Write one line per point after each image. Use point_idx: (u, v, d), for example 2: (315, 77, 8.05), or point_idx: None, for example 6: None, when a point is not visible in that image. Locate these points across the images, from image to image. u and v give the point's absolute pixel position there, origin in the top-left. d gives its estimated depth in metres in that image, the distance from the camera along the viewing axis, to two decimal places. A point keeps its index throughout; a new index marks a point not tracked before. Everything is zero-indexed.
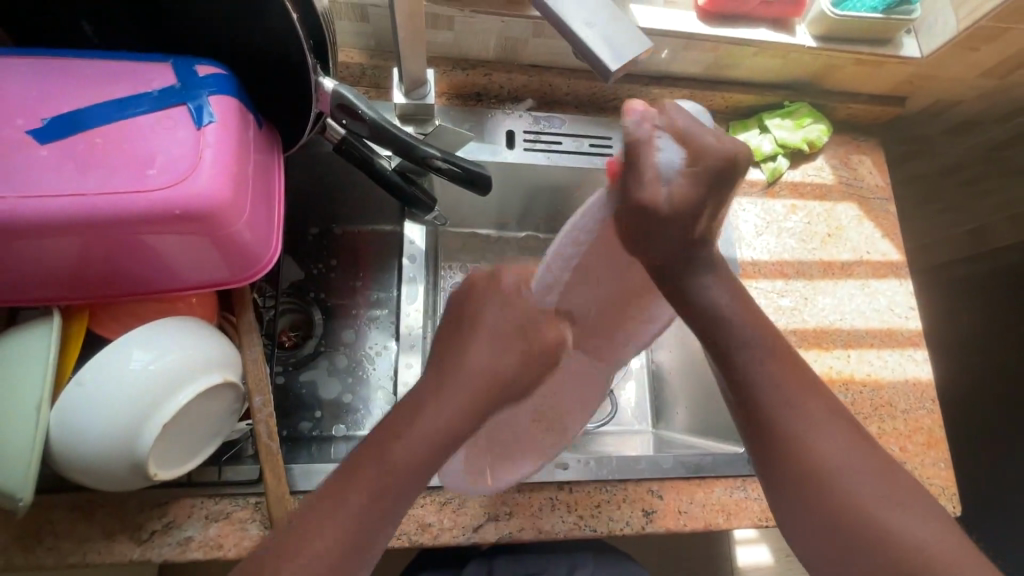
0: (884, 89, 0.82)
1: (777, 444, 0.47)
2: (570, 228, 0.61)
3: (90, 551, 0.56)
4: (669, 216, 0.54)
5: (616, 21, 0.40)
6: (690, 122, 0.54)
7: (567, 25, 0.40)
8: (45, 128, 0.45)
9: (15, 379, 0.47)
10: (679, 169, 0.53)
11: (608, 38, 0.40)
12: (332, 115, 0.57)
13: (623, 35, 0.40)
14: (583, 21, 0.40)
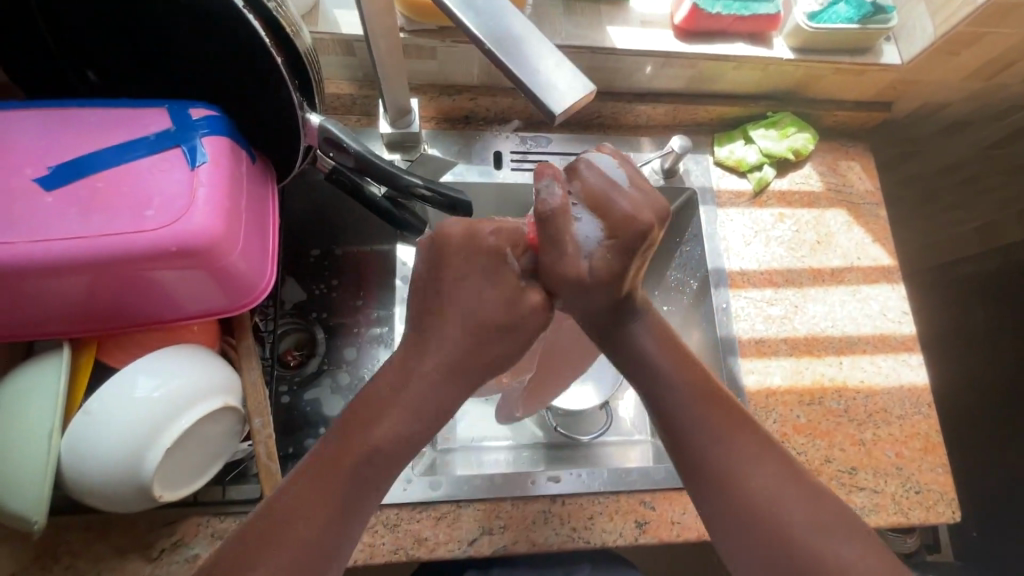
0: (868, 95, 0.83)
1: (707, 461, 0.50)
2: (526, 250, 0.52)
3: (103, 570, 0.59)
4: (591, 287, 0.50)
5: (560, 63, 0.37)
6: (603, 190, 0.49)
7: (513, 73, 0.37)
8: (51, 175, 0.48)
9: (28, 409, 0.50)
10: (598, 242, 0.49)
11: (542, 84, 0.37)
12: (320, 147, 0.60)
13: (569, 79, 0.37)
14: (528, 68, 0.37)
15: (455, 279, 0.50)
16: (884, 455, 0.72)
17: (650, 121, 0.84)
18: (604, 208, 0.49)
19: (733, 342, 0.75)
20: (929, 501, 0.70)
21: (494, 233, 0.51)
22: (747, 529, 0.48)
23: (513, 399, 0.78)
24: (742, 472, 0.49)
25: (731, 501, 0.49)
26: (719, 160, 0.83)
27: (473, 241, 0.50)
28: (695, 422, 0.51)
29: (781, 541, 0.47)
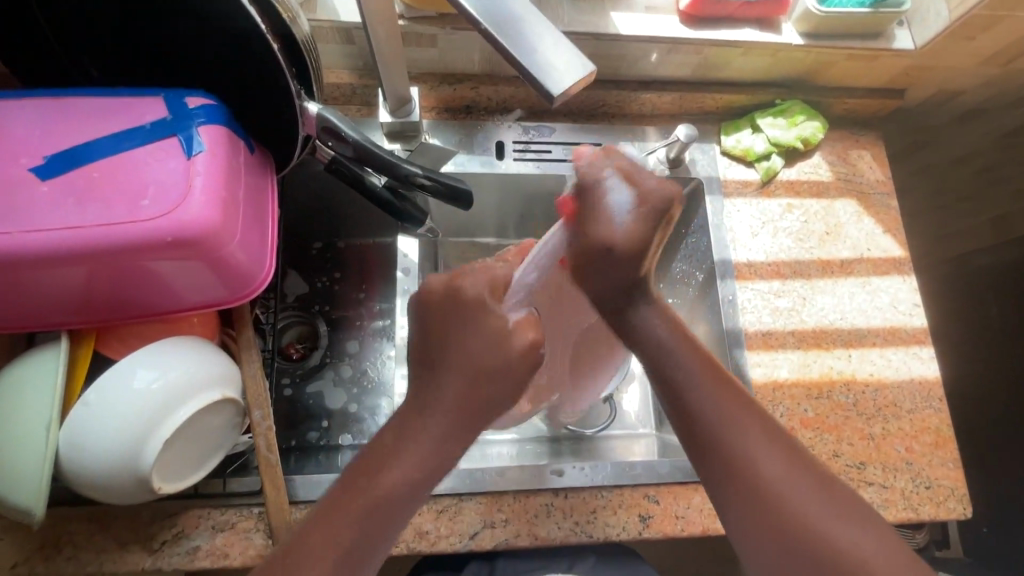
0: (880, 82, 0.81)
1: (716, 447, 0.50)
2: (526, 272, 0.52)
3: (105, 561, 0.58)
4: (623, 256, 0.52)
5: (557, 44, 0.37)
6: (636, 167, 0.53)
7: (509, 52, 0.36)
8: (47, 165, 0.48)
9: (26, 400, 0.50)
10: (629, 209, 0.51)
11: (540, 65, 0.36)
12: (319, 137, 0.59)
13: (565, 60, 0.36)
14: (525, 46, 0.36)
15: None
16: (893, 449, 0.70)
17: (655, 110, 0.82)
18: (636, 181, 0.52)
19: (740, 335, 0.74)
20: (939, 497, 0.69)
21: (470, 283, 0.52)
22: (756, 517, 0.47)
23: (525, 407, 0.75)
24: (752, 459, 0.48)
25: (737, 489, 0.48)
26: (725, 150, 0.81)
27: (451, 296, 0.52)
28: (705, 408, 0.51)
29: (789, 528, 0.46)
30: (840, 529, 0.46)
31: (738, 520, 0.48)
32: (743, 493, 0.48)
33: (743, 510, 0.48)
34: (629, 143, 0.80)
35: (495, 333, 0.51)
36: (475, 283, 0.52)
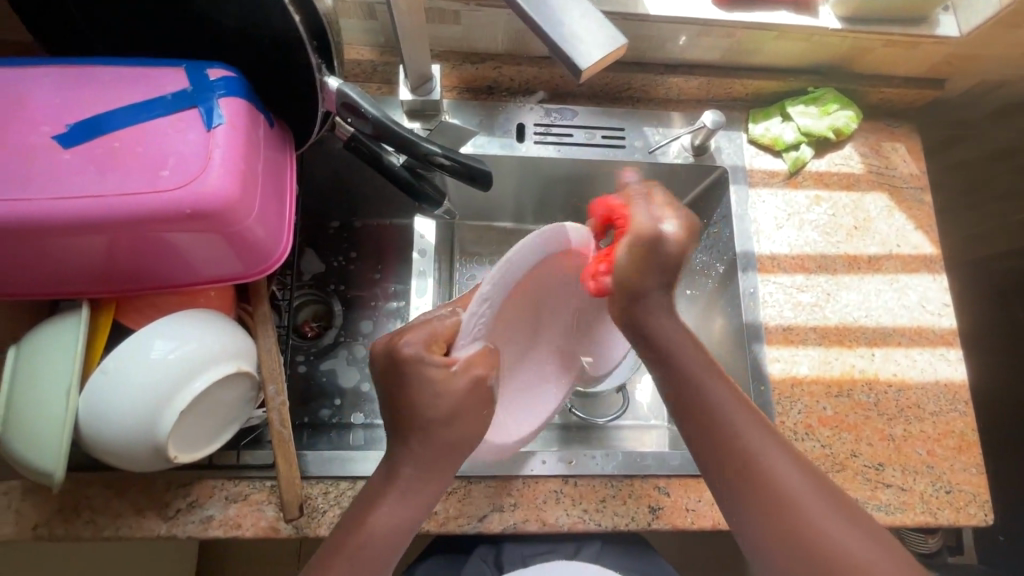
0: (919, 71, 0.78)
1: (717, 438, 0.52)
2: (472, 319, 0.52)
3: (122, 527, 0.59)
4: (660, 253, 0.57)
5: (586, 15, 0.36)
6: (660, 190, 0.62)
7: (536, 21, 0.36)
8: (70, 133, 0.48)
9: (48, 365, 0.51)
10: (670, 215, 0.58)
11: (567, 36, 0.35)
12: (338, 113, 0.59)
13: (594, 31, 0.35)
14: (552, 15, 0.36)
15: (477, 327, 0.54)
16: (914, 452, 0.69)
17: (681, 95, 0.80)
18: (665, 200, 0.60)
19: (760, 329, 0.72)
20: (959, 502, 0.67)
21: (409, 343, 0.51)
22: (755, 506, 0.49)
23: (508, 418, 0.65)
24: (760, 456, 0.50)
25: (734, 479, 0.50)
26: (753, 138, 0.78)
27: (392, 354, 0.52)
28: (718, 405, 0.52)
29: (785, 519, 0.48)
30: (845, 530, 0.47)
31: (736, 506, 0.50)
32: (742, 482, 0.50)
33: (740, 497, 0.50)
34: (653, 128, 0.78)
35: (437, 381, 0.51)
36: (412, 342, 0.51)
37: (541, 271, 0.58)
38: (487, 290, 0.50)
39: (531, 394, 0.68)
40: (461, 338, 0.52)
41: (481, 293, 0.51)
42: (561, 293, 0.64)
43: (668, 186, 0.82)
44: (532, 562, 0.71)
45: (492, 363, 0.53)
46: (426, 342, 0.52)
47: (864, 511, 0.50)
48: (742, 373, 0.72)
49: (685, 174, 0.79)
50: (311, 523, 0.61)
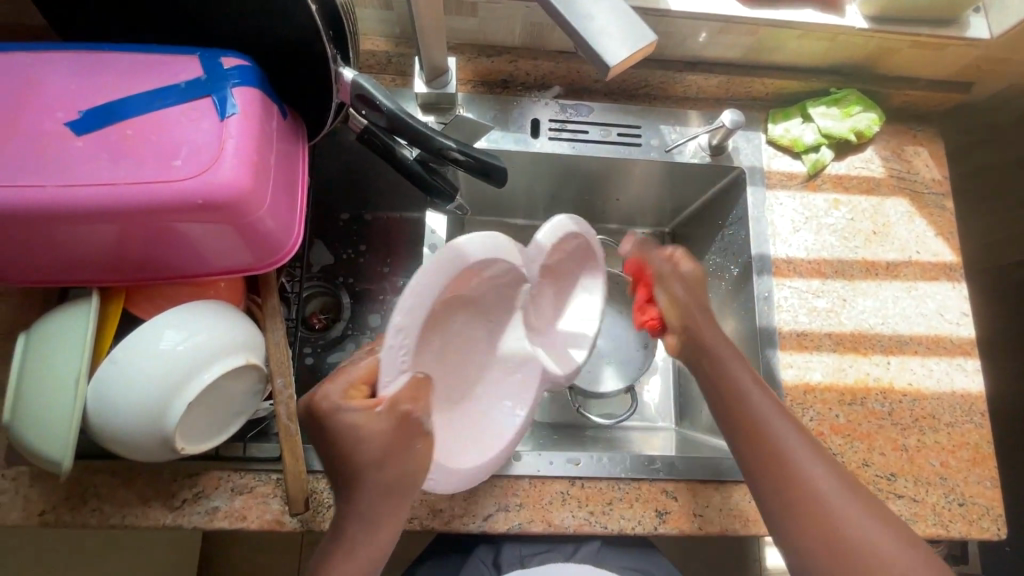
0: (945, 73, 0.76)
1: (755, 449, 0.55)
2: (392, 354, 0.50)
3: (128, 515, 0.59)
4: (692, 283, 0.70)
5: (616, 10, 0.36)
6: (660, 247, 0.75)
7: (565, 16, 0.36)
8: (82, 120, 0.48)
9: (58, 354, 0.50)
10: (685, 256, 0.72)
11: (595, 33, 0.36)
12: (353, 104, 0.58)
13: (624, 26, 0.36)
14: (582, 11, 0.36)
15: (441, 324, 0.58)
16: (928, 463, 0.67)
17: (699, 93, 0.79)
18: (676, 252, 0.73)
19: (774, 334, 0.71)
20: (972, 516, 0.66)
21: (327, 395, 0.51)
22: (795, 512, 0.51)
23: (460, 440, 0.62)
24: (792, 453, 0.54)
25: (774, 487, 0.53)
26: (772, 139, 0.77)
27: (314, 408, 0.51)
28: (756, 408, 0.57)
29: (824, 526, 0.50)
30: (870, 529, 0.50)
31: (777, 515, 0.53)
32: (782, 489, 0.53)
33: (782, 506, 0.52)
34: (670, 126, 0.76)
35: (359, 419, 0.50)
36: (331, 391, 0.51)
37: (456, 286, 0.57)
38: (400, 319, 0.49)
39: (481, 425, 0.64)
40: (383, 382, 0.50)
41: (393, 324, 0.49)
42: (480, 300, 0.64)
43: (683, 185, 0.80)
44: (531, 562, 0.70)
45: (416, 397, 0.52)
46: (342, 386, 0.52)
47: (885, 517, 0.51)
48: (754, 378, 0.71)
49: (701, 174, 0.78)
50: (316, 518, 0.61)
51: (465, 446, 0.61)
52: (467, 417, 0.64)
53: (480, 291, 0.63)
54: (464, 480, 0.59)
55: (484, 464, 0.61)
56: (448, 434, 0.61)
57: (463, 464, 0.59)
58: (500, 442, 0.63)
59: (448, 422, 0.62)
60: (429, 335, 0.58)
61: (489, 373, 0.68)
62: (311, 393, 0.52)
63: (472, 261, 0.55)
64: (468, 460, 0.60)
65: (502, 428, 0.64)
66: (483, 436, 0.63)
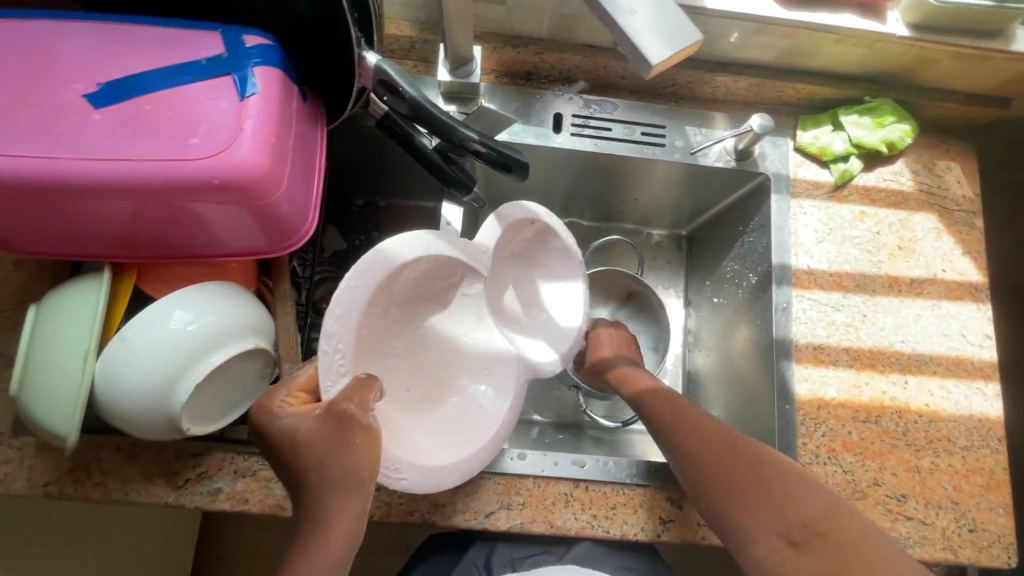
0: (985, 87, 0.74)
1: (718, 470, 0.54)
2: (329, 361, 0.53)
3: (131, 491, 0.60)
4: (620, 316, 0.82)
5: (663, 10, 0.36)
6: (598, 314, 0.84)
7: (610, 13, 0.36)
8: (100, 93, 0.47)
9: (68, 328, 0.50)
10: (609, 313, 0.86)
11: (638, 32, 0.36)
12: (374, 90, 0.56)
13: (670, 26, 0.36)
14: (626, 9, 0.36)
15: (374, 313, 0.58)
16: (940, 486, 0.66)
17: (728, 96, 0.77)
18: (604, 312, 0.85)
19: (790, 346, 0.69)
20: (983, 543, 0.65)
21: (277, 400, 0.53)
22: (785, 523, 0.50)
23: (447, 438, 0.60)
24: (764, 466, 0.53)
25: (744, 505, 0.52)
26: (800, 146, 0.75)
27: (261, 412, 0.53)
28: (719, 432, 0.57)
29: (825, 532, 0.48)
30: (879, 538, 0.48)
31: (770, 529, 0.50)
32: (757, 504, 0.51)
33: (755, 517, 0.51)
34: (695, 128, 0.75)
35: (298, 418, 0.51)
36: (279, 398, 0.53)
37: (393, 286, 0.59)
38: (332, 324, 0.53)
39: (449, 427, 0.61)
40: (326, 386, 0.53)
41: (325, 330, 0.53)
42: (426, 292, 0.65)
43: (704, 187, 0.79)
44: (520, 567, 0.69)
45: (356, 394, 0.51)
46: (283, 394, 0.54)
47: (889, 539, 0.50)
48: (768, 390, 0.70)
49: (724, 179, 0.77)
50: None
51: (454, 442, 0.59)
52: (450, 413, 0.63)
53: (426, 290, 0.64)
54: (453, 479, 0.57)
55: (458, 465, 0.57)
56: (431, 435, 0.60)
57: (450, 465, 0.57)
58: (482, 437, 0.59)
59: (429, 422, 0.62)
60: (375, 334, 0.59)
61: (455, 378, 0.65)
62: (261, 401, 0.54)
63: (405, 263, 0.57)
64: (446, 457, 0.57)
65: (477, 426, 0.61)
66: (455, 437, 0.60)
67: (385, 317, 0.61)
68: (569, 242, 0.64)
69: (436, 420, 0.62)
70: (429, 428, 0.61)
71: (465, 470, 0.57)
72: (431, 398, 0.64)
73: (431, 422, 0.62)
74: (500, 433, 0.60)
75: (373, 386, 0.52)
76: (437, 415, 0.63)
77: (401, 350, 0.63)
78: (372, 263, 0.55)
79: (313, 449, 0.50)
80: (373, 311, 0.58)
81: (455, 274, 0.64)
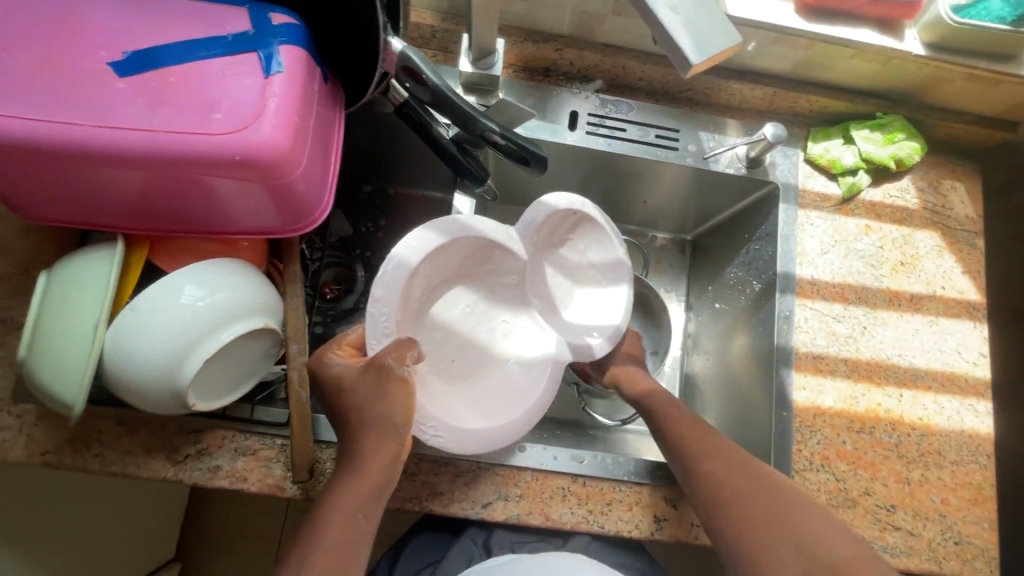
0: (994, 110, 0.75)
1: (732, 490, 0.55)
2: (373, 324, 0.56)
3: (130, 464, 0.59)
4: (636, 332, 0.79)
5: (703, 10, 0.38)
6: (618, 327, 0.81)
7: (651, 8, 0.37)
8: (125, 62, 0.46)
9: (79, 296, 0.50)
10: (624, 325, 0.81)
11: (680, 30, 0.37)
12: (397, 76, 0.58)
13: (709, 26, 0.37)
14: (668, 6, 0.37)
15: (412, 284, 0.61)
16: (928, 499, 0.67)
17: (743, 104, 0.77)
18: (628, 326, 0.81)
19: (790, 354, 0.70)
20: (968, 555, 0.66)
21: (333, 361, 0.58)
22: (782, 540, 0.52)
23: (483, 409, 0.62)
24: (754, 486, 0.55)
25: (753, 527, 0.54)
26: (810, 157, 0.76)
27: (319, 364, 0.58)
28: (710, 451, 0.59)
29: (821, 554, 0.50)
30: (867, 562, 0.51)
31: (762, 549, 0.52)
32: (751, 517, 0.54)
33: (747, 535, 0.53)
34: (709, 134, 0.75)
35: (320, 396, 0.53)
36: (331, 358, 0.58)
37: (433, 265, 0.64)
38: (378, 292, 0.56)
39: (484, 400, 0.64)
40: (370, 346, 0.56)
41: (371, 296, 0.56)
42: (457, 273, 0.69)
43: (713, 193, 0.80)
44: (519, 548, 0.71)
45: (394, 350, 0.54)
46: (335, 348, 0.59)
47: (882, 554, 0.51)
48: (766, 397, 0.71)
49: (734, 186, 0.77)
50: (316, 489, 0.60)
51: (489, 414, 0.62)
52: (487, 389, 0.65)
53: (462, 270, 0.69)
54: (488, 447, 0.59)
55: (491, 435, 0.59)
56: (468, 405, 0.63)
57: (488, 432, 0.59)
58: (515, 412, 0.62)
59: (464, 392, 0.64)
60: (411, 306, 0.63)
61: (496, 359, 0.68)
62: (319, 353, 0.59)
63: (447, 241, 0.60)
64: (481, 424, 0.60)
65: (506, 409, 0.62)
66: (489, 410, 0.62)
67: (421, 290, 0.65)
68: (619, 249, 0.66)
69: (470, 392, 0.65)
70: (465, 397, 0.64)
71: (501, 437, 0.60)
72: (467, 373, 0.67)
73: (466, 392, 0.65)
74: (538, 407, 0.63)
75: (414, 345, 0.55)
76: (472, 387, 0.66)
77: (435, 322, 0.68)
78: (419, 239, 0.58)
79: (357, 398, 0.54)
80: (412, 284, 0.61)
81: (491, 256, 0.68)
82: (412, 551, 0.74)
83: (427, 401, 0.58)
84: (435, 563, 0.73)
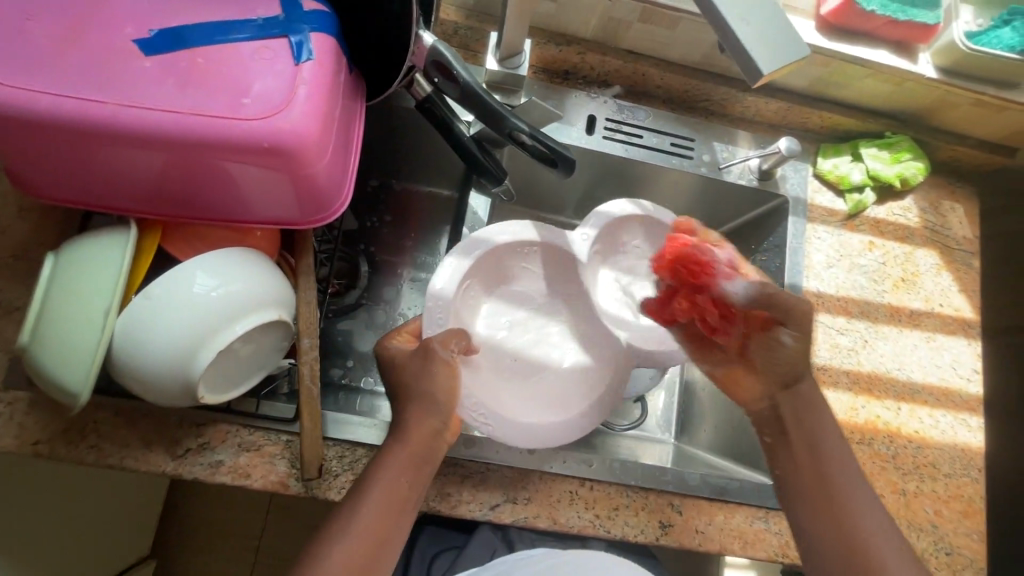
0: (995, 136, 0.78)
1: None
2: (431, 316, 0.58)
3: (128, 457, 0.57)
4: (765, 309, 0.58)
5: (771, 21, 0.38)
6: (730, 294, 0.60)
7: (723, 16, 0.38)
8: (151, 40, 0.45)
9: (89, 281, 0.48)
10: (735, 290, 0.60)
11: (751, 40, 0.38)
12: (425, 71, 0.57)
13: (777, 37, 0.38)
14: (740, 16, 0.38)
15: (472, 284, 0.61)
16: (922, 510, 0.69)
17: (757, 116, 0.78)
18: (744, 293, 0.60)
19: None
20: (957, 565, 0.68)
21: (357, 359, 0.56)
22: None
23: (540, 407, 0.63)
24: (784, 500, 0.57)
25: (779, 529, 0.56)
26: (820, 172, 0.77)
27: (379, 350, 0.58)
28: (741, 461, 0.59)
29: None
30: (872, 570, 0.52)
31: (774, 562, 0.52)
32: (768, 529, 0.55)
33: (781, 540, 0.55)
34: (723, 145, 0.76)
35: None
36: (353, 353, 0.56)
37: (495, 263, 0.65)
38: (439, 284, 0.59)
39: (538, 400, 0.64)
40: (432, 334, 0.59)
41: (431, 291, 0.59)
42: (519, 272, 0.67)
43: (719, 205, 0.80)
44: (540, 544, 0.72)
45: (442, 335, 0.55)
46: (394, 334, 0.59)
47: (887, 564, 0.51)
48: None
49: (742, 198, 0.78)
50: (322, 487, 0.59)
51: (544, 413, 0.62)
52: (544, 386, 0.65)
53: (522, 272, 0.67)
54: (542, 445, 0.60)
55: (544, 435, 0.60)
56: (526, 403, 0.63)
57: (542, 431, 0.60)
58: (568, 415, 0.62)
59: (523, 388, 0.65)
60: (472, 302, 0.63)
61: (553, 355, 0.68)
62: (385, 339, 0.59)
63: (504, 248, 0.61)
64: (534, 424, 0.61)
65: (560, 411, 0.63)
66: (545, 410, 0.62)
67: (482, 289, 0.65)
68: None
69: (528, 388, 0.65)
70: (525, 394, 0.64)
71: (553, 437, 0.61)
72: (526, 369, 0.66)
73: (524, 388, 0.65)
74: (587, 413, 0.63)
75: (462, 336, 0.56)
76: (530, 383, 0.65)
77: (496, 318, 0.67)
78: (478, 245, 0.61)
79: None
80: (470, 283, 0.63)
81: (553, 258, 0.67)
82: (424, 544, 0.73)
83: (483, 398, 0.59)
84: (458, 549, 0.73)
